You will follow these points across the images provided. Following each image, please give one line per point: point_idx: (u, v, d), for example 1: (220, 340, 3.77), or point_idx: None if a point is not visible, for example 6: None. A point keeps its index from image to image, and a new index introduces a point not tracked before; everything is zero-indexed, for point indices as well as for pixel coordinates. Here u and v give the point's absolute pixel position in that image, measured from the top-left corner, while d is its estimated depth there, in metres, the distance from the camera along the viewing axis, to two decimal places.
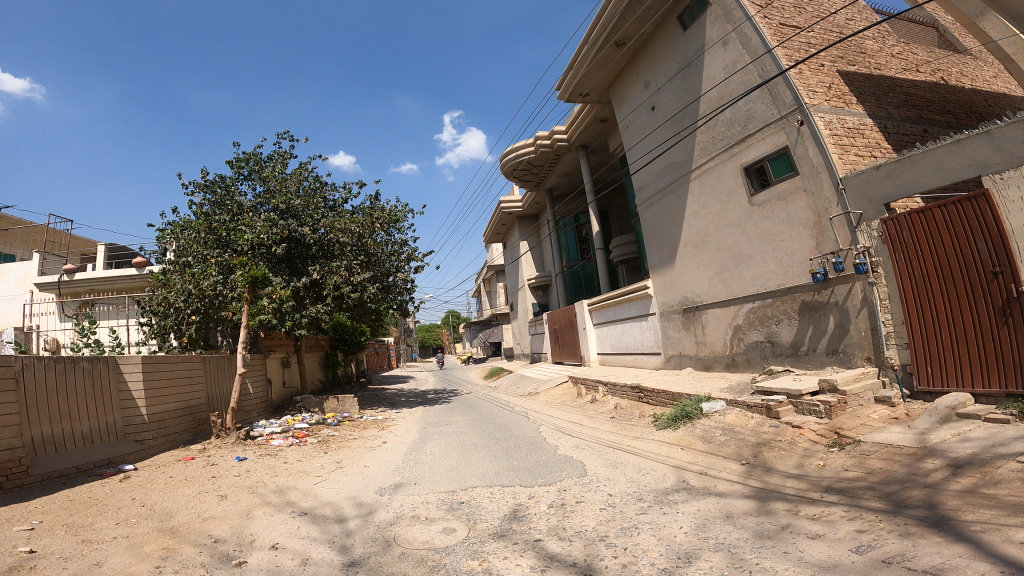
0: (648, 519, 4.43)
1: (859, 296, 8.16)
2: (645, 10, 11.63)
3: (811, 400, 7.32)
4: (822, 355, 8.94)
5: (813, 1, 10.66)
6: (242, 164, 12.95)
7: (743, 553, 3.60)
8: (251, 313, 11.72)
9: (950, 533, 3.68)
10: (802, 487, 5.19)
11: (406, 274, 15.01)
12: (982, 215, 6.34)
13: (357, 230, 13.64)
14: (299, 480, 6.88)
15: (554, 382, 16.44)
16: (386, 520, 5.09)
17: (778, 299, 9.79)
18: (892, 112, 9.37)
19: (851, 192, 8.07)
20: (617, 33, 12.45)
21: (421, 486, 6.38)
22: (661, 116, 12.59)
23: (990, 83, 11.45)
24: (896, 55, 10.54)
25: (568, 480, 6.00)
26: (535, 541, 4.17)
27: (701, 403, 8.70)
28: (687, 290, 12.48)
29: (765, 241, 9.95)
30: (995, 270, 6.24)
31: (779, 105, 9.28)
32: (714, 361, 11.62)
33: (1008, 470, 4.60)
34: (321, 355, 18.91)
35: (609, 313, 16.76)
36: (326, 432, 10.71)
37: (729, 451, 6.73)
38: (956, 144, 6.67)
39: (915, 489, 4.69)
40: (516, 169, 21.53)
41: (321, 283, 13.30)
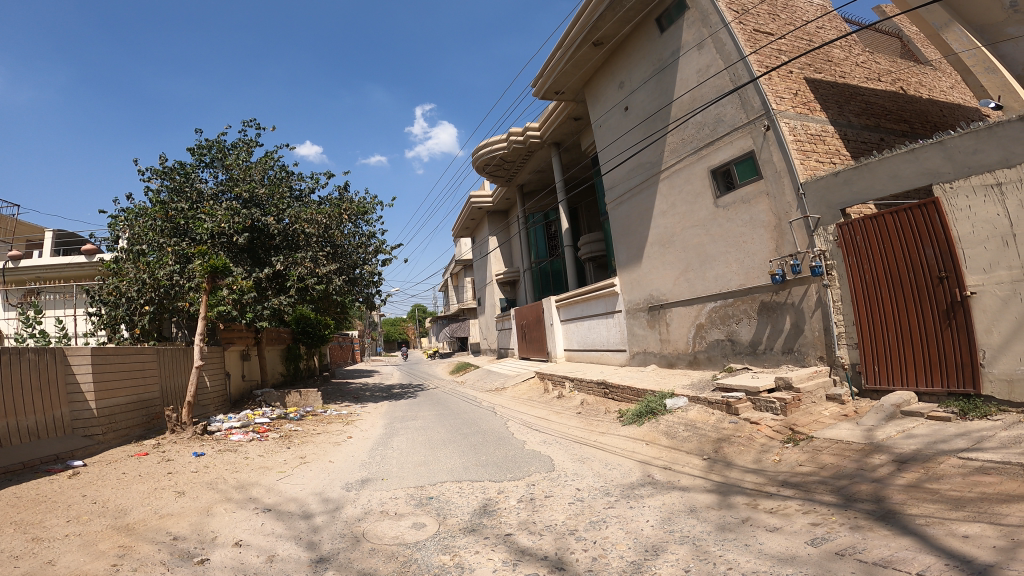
0: (615, 513, 4.52)
1: (814, 297, 8.48)
2: (625, 11, 11.73)
3: (768, 396, 7.59)
4: (778, 353, 9.26)
5: (786, 8, 10.93)
6: (204, 150, 12.53)
7: (706, 546, 3.72)
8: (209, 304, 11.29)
9: (897, 526, 3.88)
10: (760, 481, 5.38)
11: (373, 267, 14.81)
12: (931, 222, 6.65)
13: (324, 221, 13.39)
14: (262, 476, 6.74)
15: (520, 378, 16.54)
16: (353, 516, 5.05)
17: (739, 299, 10.08)
18: (852, 120, 9.75)
19: (811, 197, 8.36)
20: (596, 33, 12.55)
21: (389, 481, 6.33)
22: (634, 117, 12.75)
23: (946, 94, 11.96)
24: (860, 64, 10.93)
25: (536, 475, 6.06)
26: (506, 536, 4.20)
27: (665, 399, 8.89)
28: (652, 289, 12.72)
29: (728, 242, 10.22)
30: (941, 275, 6.56)
31: (747, 110, 9.53)
32: (676, 359, 11.89)
33: (950, 466, 4.88)
34: (283, 348, 18.51)
35: (576, 310, 16.95)
36: (288, 427, 10.50)
37: (691, 446, 6.92)
38: (910, 153, 6.95)
39: (863, 483, 4.93)
40: (487, 164, 21.47)
41: (284, 274, 13.00)
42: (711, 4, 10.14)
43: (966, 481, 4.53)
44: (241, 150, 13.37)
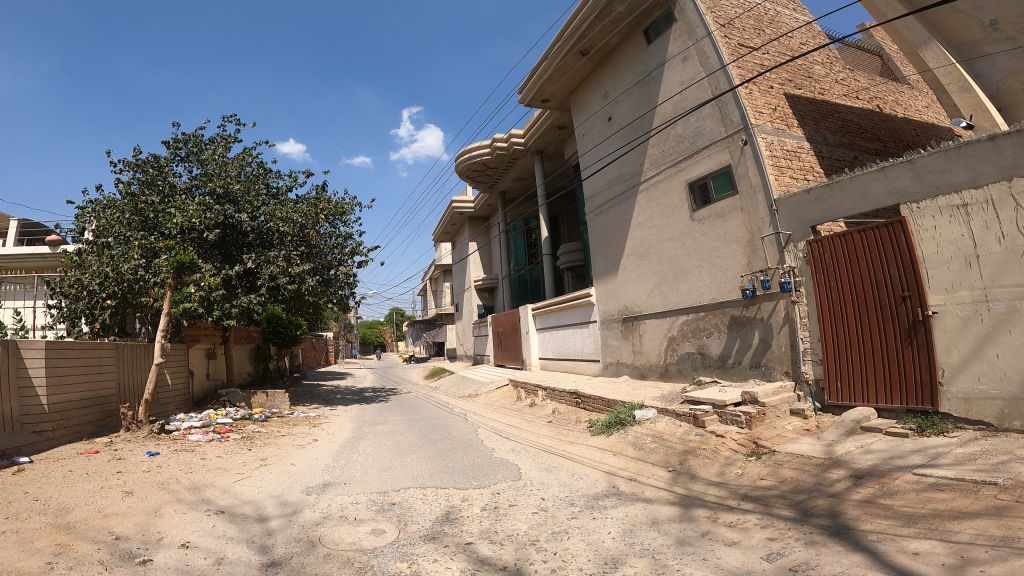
0: (578, 524, 4.49)
1: (782, 313, 8.61)
2: (613, 20, 11.78)
3: (734, 410, 7.67)
4: (746, 368, 9.36)
5: (771, 23, 11.14)
6: (180, 144, 12.32)
7: (665, 560, 3.72)
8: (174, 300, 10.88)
9: (850, 543, 3.93)
10: (721, 494, 5.42)
11: (349, 269, 14.65)
12: (896, 241, 6.83)
13: (299, 220, 13.24)
14: (218, 478, 6.56)
15: (493, 385, 16.46)
16: (311, 520, 4.94)
17: (710, 313, 10.18)
18: (828, 137, 9.98)
19: (783, 213, 8.51)
20: (583, 42, 12.58)
21: (351, 486, 6.22)
22: (617, 126, 12.85)
23: (921, 113, 12.27)
24: (840, 81, 11.17)
25: (502, 483, 6.02)
26: (465, 544, 4.14)
27: (634, 410, 8.92)
28: (627, 300, 12.79)
29: (702, 256, 10.34)
30: (904, 294, 6.74)
31: (726, 124, 9.69)
32: (648, 370, 11.95)
33: (904, 482, 4.98)
34: (252, 348, 18.16)
35: (552, 319, 16.97)
36: (251, 428, 10.27)
37: (658, 458, 6.95)
38: (880, 171, 7.10)
39: (820, 498, 4.99)
40: (469, 169, 21.46)
41: (255, 272, 12.78)
42: (698, 16, 10.25)
43: (919, 497, 4.63)
44: (219, 145, 13.18)
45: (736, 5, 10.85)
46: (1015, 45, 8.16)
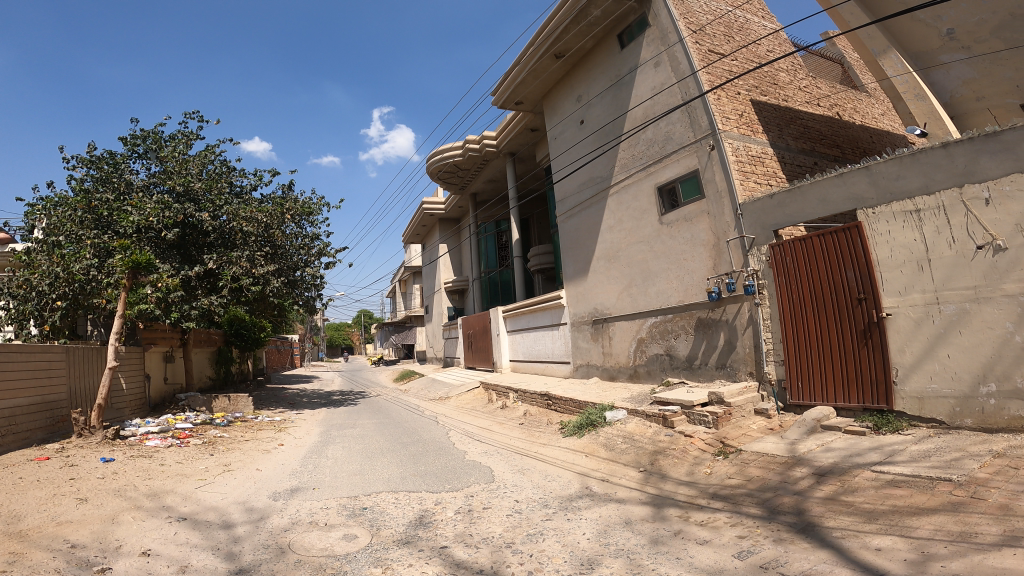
0: (552, 525, 4.52)
1: (746, 315, 8.84)
2: (588, 24, 11.88)
3: (701, 410, 7.85)
4: (712, 369, 9.56)
5: (740, 30, 11.43)
6: (138, 140, 11.91)
7: (640, 560, 3.78)
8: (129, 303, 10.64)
9: (816, 539, 4.07)
10: (691, 494, 5.53)
11: (315, 270, 14.38)
12: (853, 245, 7.12)
13: (264, 220, 12.96)
14: (179, 484, 6.36)
15: (464, 388, 16.36)
16: (279, 527, 4.84)
17: (678, 315, 10.37)
18: (790, 143, 10.31)
19: (748, 218, 8.76)
20: (558, 44, 12.65)
21: (320, 491, 6.12)
22: (590, 129, 12.99)
23: (878, 120, 12.77)
24: (803, 88, 11.53)
25: (475, 486, 6.01)
26: (441, 548, 4.13)
27: (605, 411, 9.03)
28: (597, 303, 12.93)
29: (670, 259, 10.54)
30: (860, 297, 7.03)
31: (695, 129, 9.90)
32: (618, 372, 12.10)
33: (864, 479, 5.18)
34: (213, 351, 17.65)
35: (522, 321, 17.03)
36: (213, 433, 9.98)
37: (629, 459, 7.05)
38: (839, 178, 7.37)
39: (786, 496, 5.15)
40: (440, 170, 21.36)
41: (217, 273, 12.45)
42: (670, 22, 10.43)
43: (878, 494, 4.82)
44: (179, 142, 12.82)
45: (707, 12, 11.10)
46: (971, 54, 8.56)
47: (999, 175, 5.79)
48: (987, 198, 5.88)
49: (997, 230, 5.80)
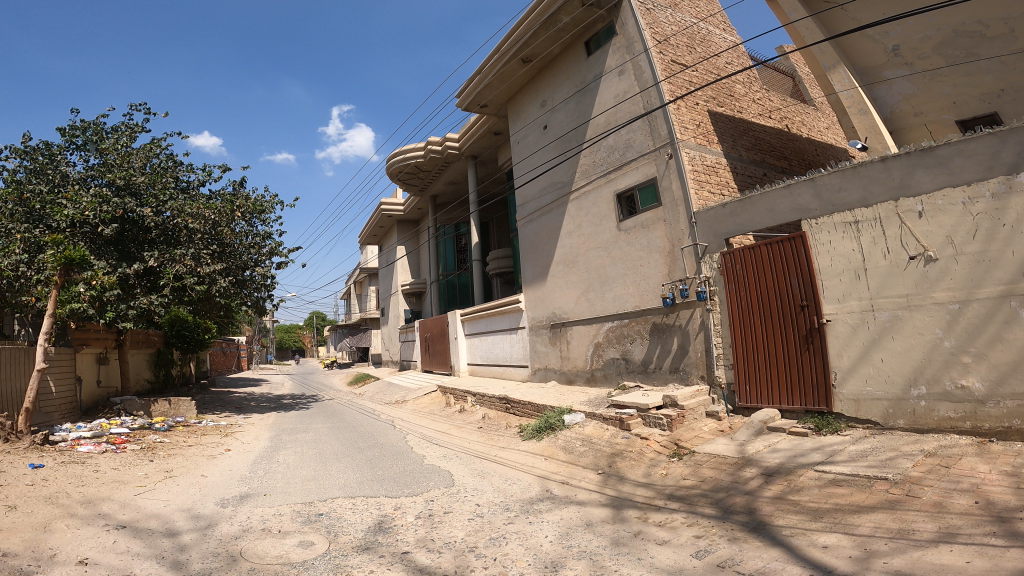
0: (515, 529, 4.54)
1: (698, 321, 9.11)
2: (557, 30, 11.97)
3: (656, 413, 8.04)
4: (666, 373, 9.80)
5: (702, 42, 11.79)
6: (77, 131, 11.28)
7: (603, 561, 3.84)
8: (60, 301, 10.19)
9: (768, 538, 4.25)
10: (649, 495, 5.67)
11: (266, 269, 13.90)
12: (797, 254, 7.47)
13: (212, 217, 12.50)
14: (116, 491, 6.03)
15: (422, 391, 16.17)
16: (228, 534, 4.66)
17: (634, 320, 10.60)
18: (742, 154, 10.72)
19: (701, 226, 9.04)
20: (526, 50, 12.71)
21: (271, 497, 5.93)
22: (552, 135, 13.13)
23: (823, 134, 13.41)
24: (757, 101, 12.00)
25: (435, 490, 5.96)
26: (402, 554, 4.07)
27: (563, 415, 9.12)
28: (555, 307, 13.07)
29: (627, 265, 10.76)
30: (803, 304, 7.38)
31: (655, 138, 10.16)
32: (575, 376, 12.25)
33: (808, 478, 5.44)
34: (152, 353, 16.81)
35: (480, 325, 17.02)
36: (152, 439, 9.51)
37: (588, 461, 7.15)
38: (786, 189, 7.71)
39: (737, 496, 5.35)
40: (400, 171, 21.10)
41: (158, 271, 11.88)
42: (636, 31, 10.65)
43: (822, 493, 5.07)
44: (122, 134, 12.23)
45: (672, 22, 11.41)
46: (913, 71, 9.07)
47: (932, 189, 6.19)
48: (920, 211, 6.27)
49: (929, 241, 6.19)
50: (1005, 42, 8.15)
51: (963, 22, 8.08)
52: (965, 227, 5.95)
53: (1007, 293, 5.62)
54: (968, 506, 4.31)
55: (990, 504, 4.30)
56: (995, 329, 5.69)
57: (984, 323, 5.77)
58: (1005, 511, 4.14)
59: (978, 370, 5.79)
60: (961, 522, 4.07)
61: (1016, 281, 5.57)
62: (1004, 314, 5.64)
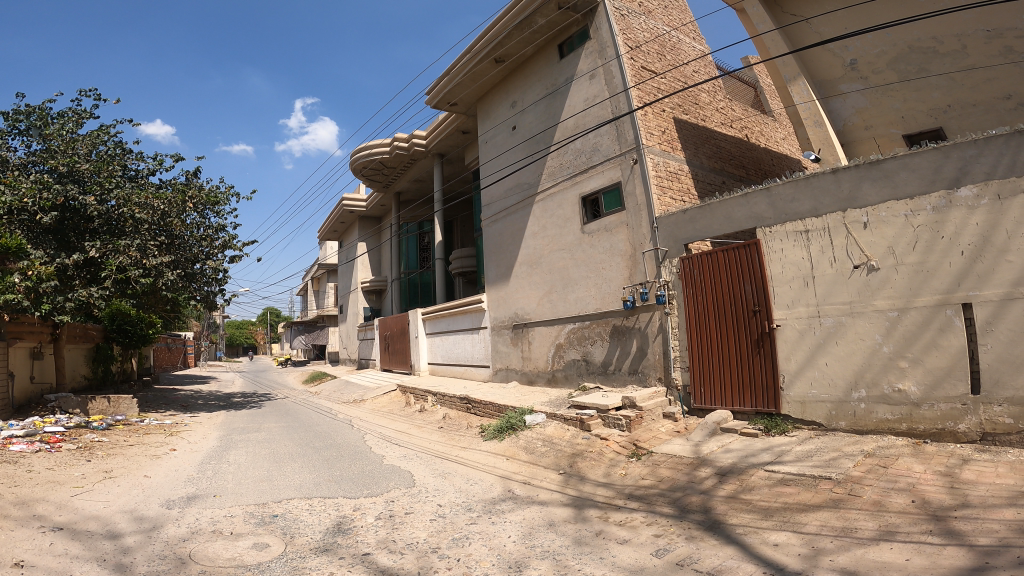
0: (478, 529, 4.53)
1: (657, 324, 9.30)
2: (532, 32, 11.97)
3: (616, 414, 8.17)
4: (625, 374, 9.95)
5: (672, 50, 12.04)
6: (20, 116, 10.67)
7: (566, 561, 3.87)
8: None
9: (722, 536, 4.38)
10: (609, 495, 5.74)
11: (218, 263, 13.38)
12: (751, 260, 7.72)
13: (161, 207, 11.96)
14: (51, 492, 5.70)
15: (380, 390, 15.94)
16: (176, 536, 4.47)
17: (595, 322, 10.73)
18: (704, 162, 11.01)
19: (662, 231, 9.25)
20: (499, 50, 12.66)
21: (221, 498, 5.72)
22: (521, 136, 13.17)
23: (779, 144, 13.90)
24: (720, 110, 12.35)
25: (396, 491, 5.88)
26: (363, 555, 4.00)
27: (525, 415, 9.14)
28: (518, 307, 13.11)
29: (589, 267, 10.90)
30: (755, 309, 7.65)
31: (621, 143, 10.33)
32: (536, 376, 12.30)
33: (759, 478, 5.63)
34: (90, 348, 15.96)
35: (442, 324, 16.91)
36: (90, 438, 9.02)
37: (549, 461, 7.20)
38: (743, 198, 7.95)
39: (693, 495, 5.49)
40: (365, 167, 20.76)
41: (100, 262, 11.29)
42: (610, 37, 10.76)
43: (772, 492, 5.26)
44: (68, 120, 11.66)
45: (645, 29, 11.61)
46: (867, 85, 9.53)
47: (878, 202, 6.50)
48: (865, 222, 6.59)
49: (872, 251, 6.51)
50: (954, 59, 8.60)
51: (918, 38, 8.63)
52: (905, 238, 6.28)
53: (943, 302, 5.95)
54: (905, 505, 4.55)
55: (926, 502, 4.56)
56: (931, 336, 6.02)
57: (921, 330, 6.09)
58: (940, 509, 4.39)
59: (914, 374, 6.12)
60: (899, 521, 4.29)
61: (951, 291, 5.90)
62: (939, 322, 5.97)
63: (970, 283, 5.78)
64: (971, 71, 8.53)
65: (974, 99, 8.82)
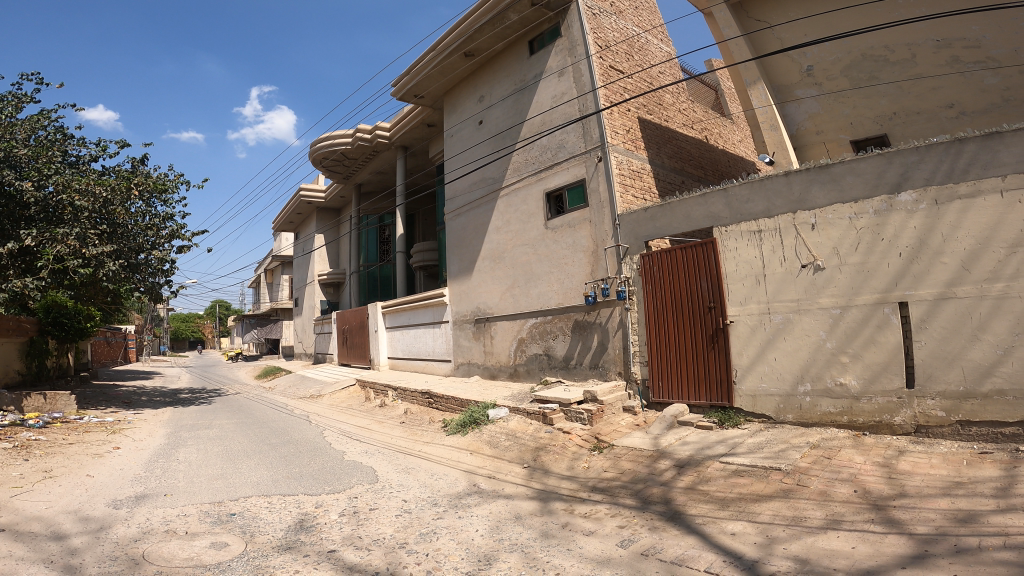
0: (445, 524, 4.51)
1: (617, 319, 9.46)
2: (504, 27, 11.91)
3: (578, 408, 8.27)
4: (586, 369, 10.08)
5: (640, 51, 12.22)
6: None
7: (534, 553, 3.90)
8: None
9: (683, 526, 4.51)
10: (573, 487, 5.82)
11: (164, 253, 12.61)
12: (708, 258, 7.94)
13: (103, 195, 11.26)
14: None
15: (339, 385, 15.64)
16: (126, 537, 4.27)
17: (557, 317, 10.82)
18: (665, 162, 11.25)
19: (624, 228, 9.41)
20: (469, 44, 12.54)
21: (173, 497, 5.49)
22: (487, 131, 13.13)
23: (736, 146, 14.33)
24: (682, 111, 12.63)
25: (359, 487, 5.79)
26: (329, 552, 3.92)
27: (488, 409, 9.14)
28: (480, 302, 13.08)
29: (552, 263, 10.97)
30: (710, 305, 7.87)
31: (587, 140, 10.42)
32: (498, 371, 12.33)
33: (715, 469, 5.82)
34: (24, 342, 15.03)
35: (402, 318, 16.70)
36: (26, 436, 8.50)
37: (513, 455, 7.23)
38: (701, 198, 8.15)
39: (654, 486, 5.62)
40: (326, 157, 20.26)
41: (36, 251, 10.68)
42: (580, 35, 10.83)
43: (727, 483, 5.44)
44: (6, 103, 10.97)
45: (615, 29, 11.74)
46: (821, 91, 9.91)
47: (825, 204, 6.79)
48: (813, 223, 6.88)
49: (818, 252, 6.80)
50: (904, 67, 9.12)
51: (872, 46, 9.19)
52: (849, 240, 6.58)
53: (881, 301, 6.27)
54: (849, 495, 4.79)
55: (867, 492, 4.82)
56: (870, 332, 6.35)
57: (861, 326, 6.42)
58: (880, 499, 4.65)
59: (854, 369, 6.44)
60: (844, 510, 4.52)
61: (889, 290, 6.23)
62: (877, 319, 6.30)
63: (907, 284, 6.11)
64: (919, 79, 9.05)
65: (919, 107, 9.26)
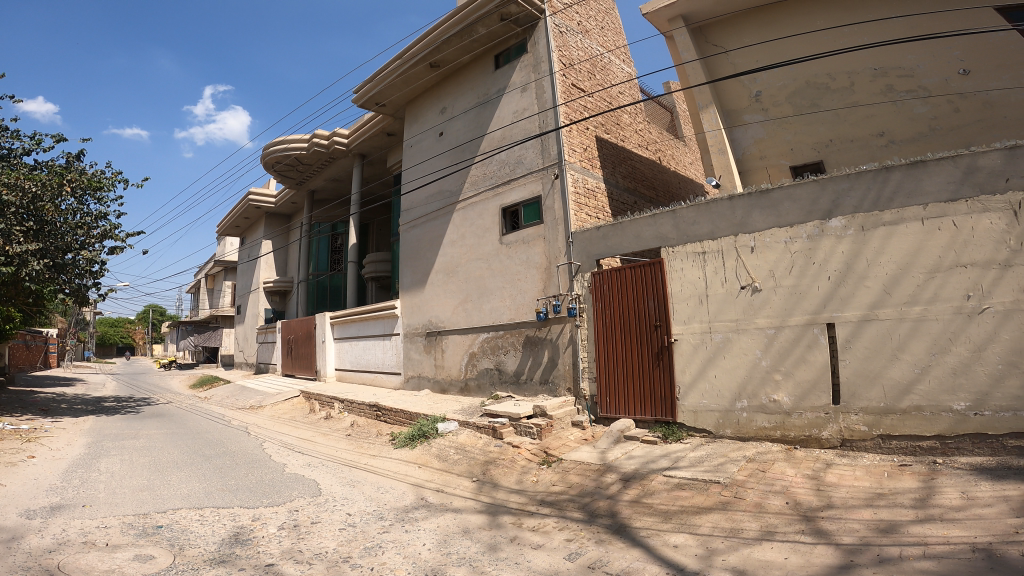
0: (390, 537, 4.41)
1: (568, 335, 9.58)
2: (471, 41, 12.04)
3: (527, 422, 8.29)
4: (536, 384, 10.12)
5: (602, 71, 12.60)
6: None
7: (482, 566, 3.87)
8: None
9: (628, 539, 4.58)
10: (522, 501, 5.82)
11: (94, 254, 11.96)
12: (656, 277, 8.19)
13: (33, 190, 10.62)
14: None
15: (281, 396, 15.09)
16: (39, 548, 3.97)
17: (508, 332, 10.85)
18: (620, 181, 11.58)
19: (576, 246, 9.59)
20: (436, 55, 12.58)
21: (93, 509, 5.14)
22: (446, 142, 13.17)
23: (687, 170, 14.90)
24: (638, 131, 13.06)
25: (300, 500, 5.59)
26: (267, 566, 3.76)
27: (437, 423, 9.03)
28: (432, 315, 12.97)
29: (505, 278, 11.03)
30: (656, 323, 8.11)
31: (545, 157, 10.60)
32: (449, 385, 12.21)
33: (659, 483, 5.95)
34: None
35: (351, 329, 16.35)
36: None
37: (462, 469, 7.17)
38: (651, 219, 8.42)
39: (600, 499, 5.69)
40: (279, 161, 19.76)
41: None
42: (545, 54, 11.07)
43: (670, 495, 5.58)
44: None
45: (580, 48, 12.07)
46: (767, 117, 10.46)
47: (764, 228, 7.14)
48: (752, 246, 7.22)
49: (756, 274, 7.14)
50: (842, 95, 9.80)
51: (816, 74, 9.87)
52: (784, 263, 6.93)
53: (812, 322, 6.64)
54: (782, 506, 5.00)
55: (798, 503, 5.04)
56: (802, 351, 6.69)
57: (793, 346, 6.76)
58: (810, 510, 4.87)
59: (787, 386, 6.76)
60: (777, 521, 4.71)
61: (819, 312, 6.60)
62: (808, 339, 6.65)
63: (834, 305, 6.49)
64: (855, 107, 9.73)
65: (853, 135, 9.90)
